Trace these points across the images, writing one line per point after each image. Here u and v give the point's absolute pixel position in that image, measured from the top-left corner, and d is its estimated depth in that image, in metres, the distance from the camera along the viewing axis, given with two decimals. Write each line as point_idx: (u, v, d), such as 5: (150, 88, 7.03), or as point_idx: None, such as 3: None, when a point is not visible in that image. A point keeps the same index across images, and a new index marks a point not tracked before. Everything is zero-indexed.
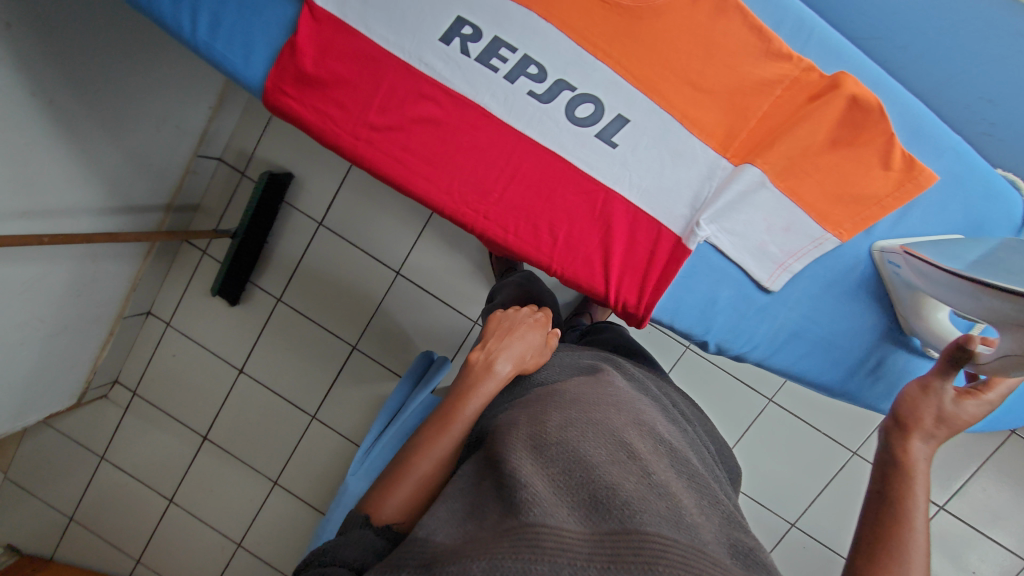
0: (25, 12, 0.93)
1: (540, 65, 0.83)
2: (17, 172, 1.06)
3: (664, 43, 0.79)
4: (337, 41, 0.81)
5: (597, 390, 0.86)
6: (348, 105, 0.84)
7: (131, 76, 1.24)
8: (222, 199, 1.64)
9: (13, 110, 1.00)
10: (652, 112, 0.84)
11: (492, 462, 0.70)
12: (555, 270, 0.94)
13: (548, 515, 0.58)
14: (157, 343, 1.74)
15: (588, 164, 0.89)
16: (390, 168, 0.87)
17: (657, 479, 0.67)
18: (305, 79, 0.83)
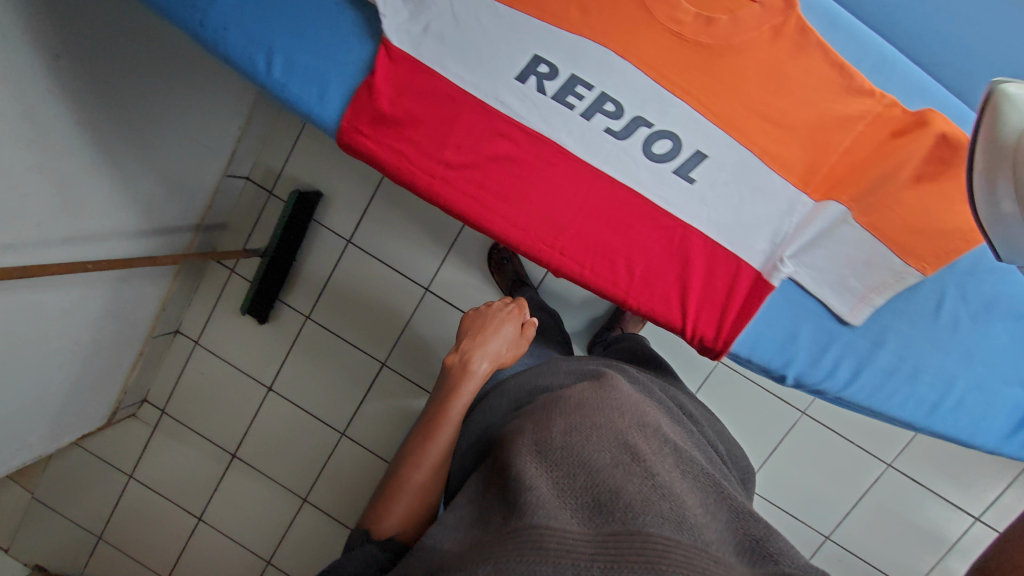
0: (69, 43, 0.94)
1: (617, 102, 0.83)
2: (58, 201, 1.06)
3: (746, 79, 0.80)
4: (415, 82, 0.83)
5: (606, 390, 0.85)
6: (423, 143, 0.86)
7: (168, 99, 1.24)
8: (249, 217, 1.62)
9: (55, 138, 1.00)
10: (732, 147, 0.84)
11: (501, 467, 0.72)
12: (631, 305, 0.93)
13: (550, 517, 0.59)
14: (185, 361, 1.74)
15: (666, 200, 0.88)
16: (466, 206, 0.88)
17: (662, 476, 0.65)
18: (381, 118, 0.84)
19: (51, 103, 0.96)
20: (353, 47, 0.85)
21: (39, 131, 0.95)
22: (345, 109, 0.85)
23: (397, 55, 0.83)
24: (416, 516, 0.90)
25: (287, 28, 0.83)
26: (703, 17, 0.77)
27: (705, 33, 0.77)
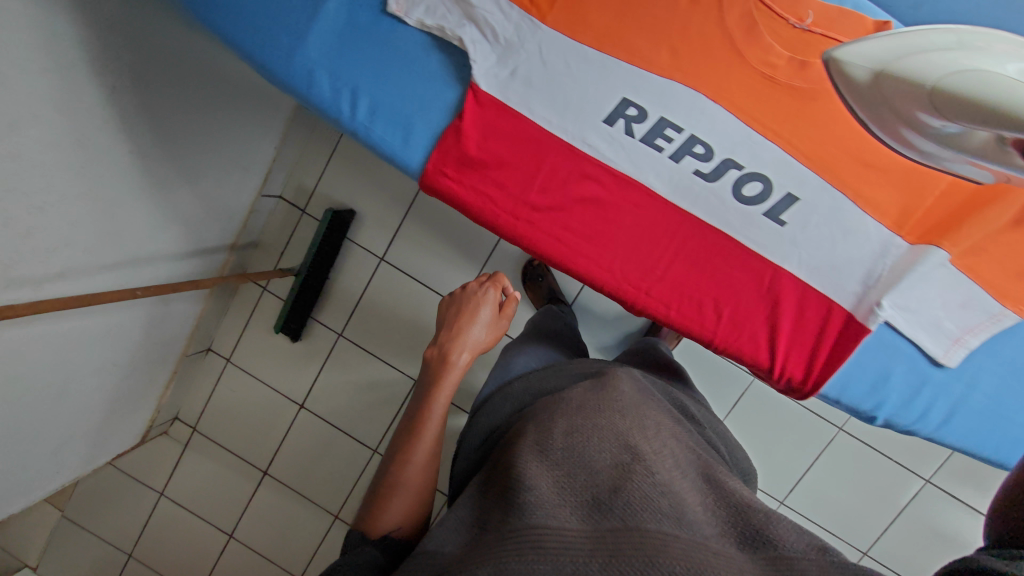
0: (128, 75, 0.94)
1: (707, 144, 0.86)
2: (108, 227, 1.06)
3: (838, 123, 0.83)
4: (504, 125, 0.87)
5: (607, 388, 0.83)
6: (510, 185, 0.90)
7: (213, 122, 1.24)
8: (282, 235, 1.62)
9: (110, 167, 1.00)
10: (822, 189, 0.87)
11: (502, 467, 0.70)
12: (716, 344, 0.96)
13: (549, 517, 0.57)
14: (217, 379, 1.74)
15: (754, 241, 0.91)
16: (551, 248, 0.91)
17: (662, 472, 0.63)
18: (470, 161, 0.88)
19: (106, 133, 0.96)
20: (439, 91, 0.87)
21: (94, 163, 0.95)
22: (431, 153, 0.88)
23: (484, 98, 0.86)
24: (415, 510, 0.85)
25: (375, 76, 0.85)
26: (797, 61, 0.81)
27: (799, 78, 0.81)
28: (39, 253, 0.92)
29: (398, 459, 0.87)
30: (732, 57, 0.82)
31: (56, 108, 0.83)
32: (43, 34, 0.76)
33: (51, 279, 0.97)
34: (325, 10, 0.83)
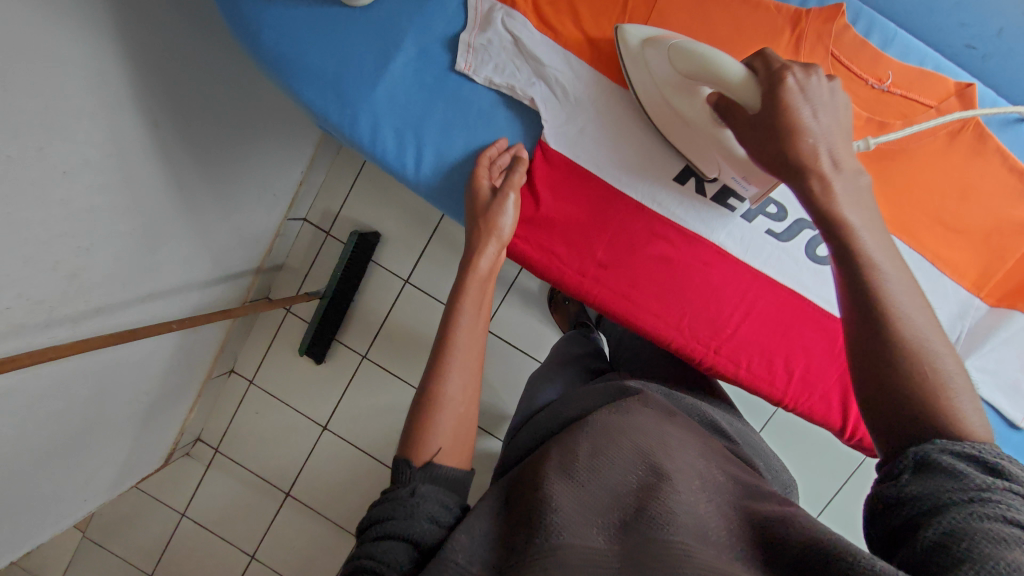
0: (170, 113, 0.94)
1: (779, 205, 0.89)
2: (146, 259, 1.06)
3: (918, 183, 0.88)
4: (572, 184, 0.87)
5: (625, 404, 0.76)
6: (574, 242, 0.89)
7: (248, 149, 1.23)
8: (307, 257, 1.62)
9: (150, 201, 0.99)
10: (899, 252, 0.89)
11: (518, 478, 0.63)
12: (787, 405, 0.93)
13: (574, 537, 0.51)
14: (240, 400, 1.73)
15: (826, 300, 0.91)
16: (620, 307, 0.89)
17: (688, 495, 0.57)
18: (539, 219, 0.88)
19: (149, 168, 0.95)
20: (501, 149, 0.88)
21: (135, 202, 0.95)
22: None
23: (553, 158, 0.87)
24: (462, 434, 0.72)
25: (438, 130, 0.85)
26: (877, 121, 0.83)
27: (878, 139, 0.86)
28: (81, 289, 0.92)
29: (430, 379, 0.73)
30: None
31: (101, 145, 0.82)
32: (92, 77, 0.76)
33: (91, 312, 0.96)
34: (390, 65, 0.83)
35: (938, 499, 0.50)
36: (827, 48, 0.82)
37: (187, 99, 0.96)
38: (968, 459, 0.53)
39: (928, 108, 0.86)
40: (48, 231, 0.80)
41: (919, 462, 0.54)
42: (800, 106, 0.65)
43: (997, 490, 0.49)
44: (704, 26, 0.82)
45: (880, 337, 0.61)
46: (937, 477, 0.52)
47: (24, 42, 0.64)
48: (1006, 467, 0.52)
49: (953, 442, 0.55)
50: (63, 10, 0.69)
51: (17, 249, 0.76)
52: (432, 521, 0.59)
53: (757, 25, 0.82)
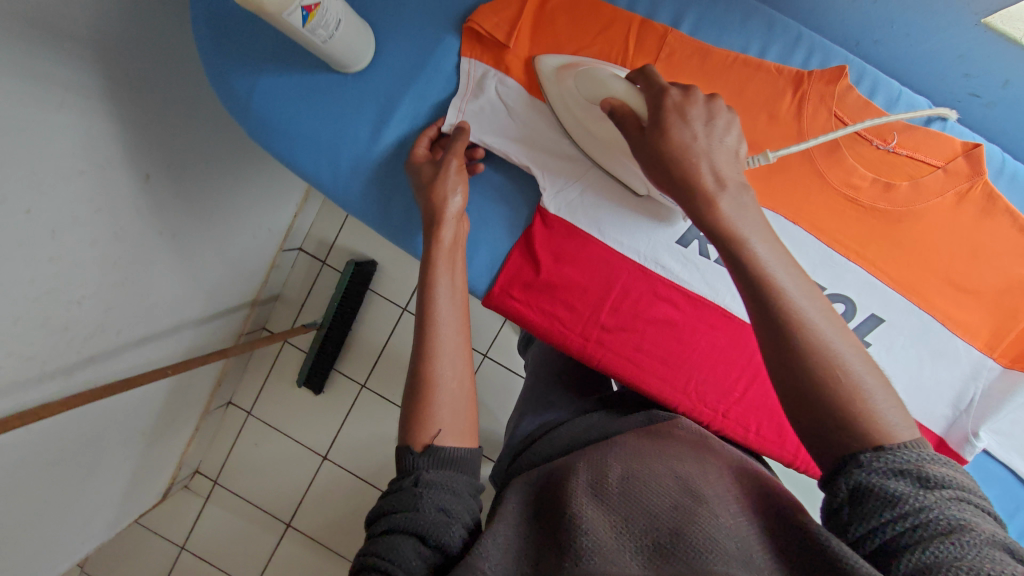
0: (160, 165, 0.93)
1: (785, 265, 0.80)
2: (141, 304, 1.03)
3: (925, 244, 0.79)
4: (573, 249, 0.83)
5: (659, 436, 0.69)
6: (576, 305, 0.84)
7: (244, 185, 1.21)
8: (303, 287, 1.60)
9: (142, 248, 0.97)
10: (909, 312, 0.80)
11: (547, 502, 0.58)
12: (798, 467, 0.88)
13: (610, 560, 0.46)
14: (238, 433, 1.71)
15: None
16: (627, 371, 0.84)
17: (729, 521, 0.51)
18: (540, 282, 0.83)
19: (140, 218, 0.93)
20: (492, 211, 0.85)
21: (129, 253, 0.94)
22: (496, 274, 0.85)
23: (552, 222, 0.83)
24: (463, 412, 0.68)
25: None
26: (881, 182, 0.77)
27: (884, 200, 0.78)
28: (74, 342, 0.90)
29: (415, 364, 0.68)
30: (814, 178, 0.78)
31: (92, 204, 0.81)
32: (80, 138, 0.75)
33: (84, 363, 0.94)
34: (383, 135, 0.82)
35: (889, 536, 0.46)
36: (830, 108, 0.76)
37: (178, 148, 0.95)
38: (901, 476, 0.48)
39: (936, 169, 0.78)
40: (39, 290, 0.78)
41: (852, 493, 0.49)
42: (686, 129, 0.61)
43: (937, 501, 0.46)
44: (706, 82, 0.77)
45: (789, 361, 0.55)
46: (875, 510, 0.47)
47: (12, 110, 0.63)
48: (936, 471, 0.48)
49: (884, 454, 0.50)
50: (49, 77, 0.67)
51: (9, 311, 0.74)
52: (438, 510, 0.57)
53: (758, 87, 0.76)
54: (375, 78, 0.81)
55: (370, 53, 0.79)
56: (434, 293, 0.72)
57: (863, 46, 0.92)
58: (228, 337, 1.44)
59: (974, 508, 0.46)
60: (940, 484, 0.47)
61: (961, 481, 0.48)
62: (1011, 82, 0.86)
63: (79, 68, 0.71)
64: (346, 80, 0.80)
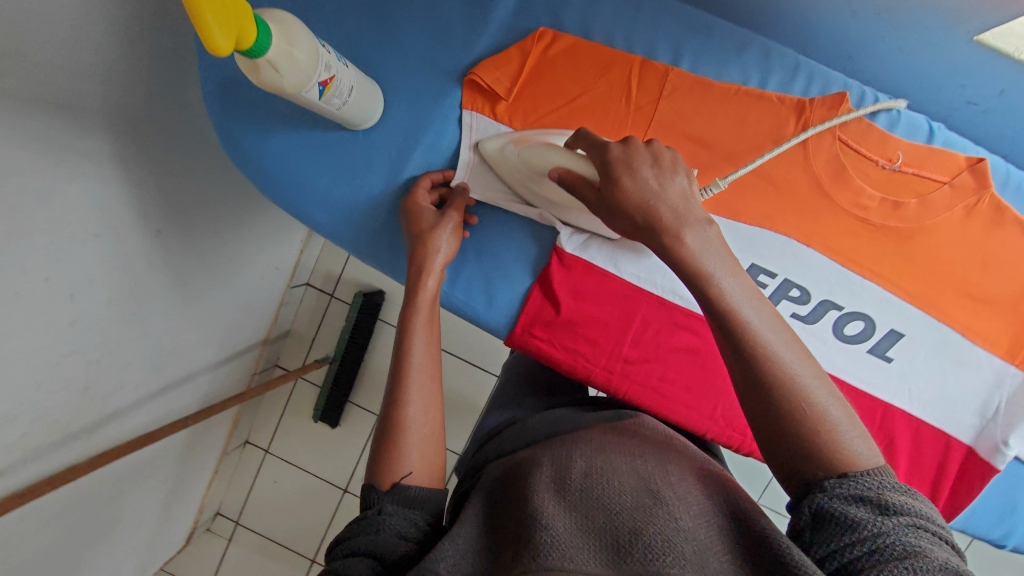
0: (171, 220, 0.90)
1: (805, 287, 0.63)
2: (158, 357, 1.02)
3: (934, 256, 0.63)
4: (590, 285, 0.67)
5: (626, 431, 0.58)
6: (600, 339, 0.68)
7: (256, 227, 1.20)
8: (313, 323, 1.59)
9: (157, 303, 0.94)
10: (928, 324, 0.64)
11: (503, 498, 0.49)
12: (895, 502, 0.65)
13: (565, 555, 0.38)
14: (257, 472, 1.67)
15: (864, 381, 0.63)
16: (655, 404, 0.67)
17: (691, 524, 0.42)
18: (560, 318, 0.67)
19: (152, 275, 0.90)
20: (521, 246, 0.69)
21: (143, 309, 0.91)
22: (517, 311, 0.68)
23: (570, 259, 0.67)
24: (435, 457, 0.58)
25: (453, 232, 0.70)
26: (891, 200, 0.62)
27: (896, 216, 0.62)
28: (94, 400, 0.90)
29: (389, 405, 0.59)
30: (823, 199, 0.62)
31: (105, 267, 0.79)
32: (93, 201, 0.73)
33: (104, 420, 0.94)
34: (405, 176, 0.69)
35: (844, 565, 0.39)
36: (836, 133, 0.62)
37: (187, 198, 0.92)
38: (859, 501, 0.42)
39: (943, 185, 0.63)
40: (58, 354, 0.78)
41: (813, 519, 0.42)
42: (638, 178, 0.52)
43: (895, 528, 0.39)
44: (706, 114, 0.64)
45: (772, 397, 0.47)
46: (832, 535, 0.41)
47: (23, 182, 0.61)
48: (898, 498, 0.41)
49: (845, 480, 0.43)
50: (58, 145, 0.65)
51: (27, 374, 0.74)
52: (398, 536, 0.47)
53: (763, 115, 0.63)
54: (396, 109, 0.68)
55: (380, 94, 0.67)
56: (411, 342, 0.62)
57: (854, 61, 0.76)
58: (242, 379, 1.43)
59: (935, 541, 0.39)
60: (899, 511, 0.40)
61: (923, 509, 0.41)
62: (1008, 90, 0.71)
63: (87, 132, 0.69)
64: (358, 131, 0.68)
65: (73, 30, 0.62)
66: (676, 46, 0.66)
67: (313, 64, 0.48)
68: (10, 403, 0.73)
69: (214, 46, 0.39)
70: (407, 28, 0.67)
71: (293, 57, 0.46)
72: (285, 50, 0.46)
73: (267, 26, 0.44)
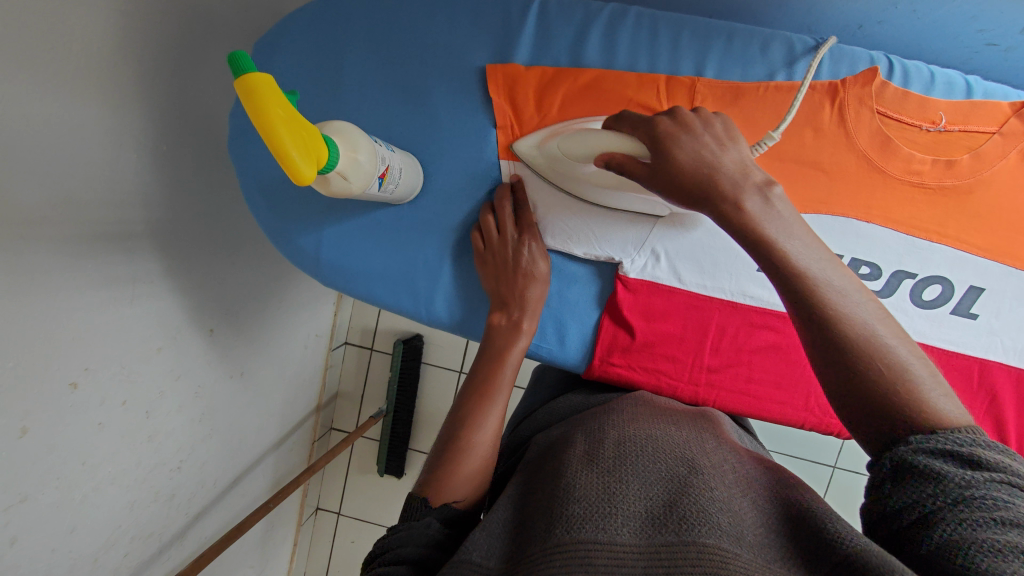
0: (223, 315, 0.88)
1: (874, 263, 0.60)
2: (226, 450, 1.01)
3: (1005, 209, 0.58)
4: (659, 303, 0.63)
5: (658, 406, 0.56)
6: (678, 355, 0.64)
7: (296, 298, 1.15)
8: (359, 380, 1.50)
9: (218, 398, 0.93)
10: (1006, 274, 0.60)
11: (535, 471, 0.48)
12: None
13: (599, 528, 0.37)
14: (334, 538, 1.49)
15: (951, 343, 0.60)
16: (749, 407, 0.64)
17: (727, 495, 0.41)
18: (639, 344, 0.64)
19: (213, 372, 0.89)
20: (586, 281, 0.65)
21: (210, 408, 0.91)
22: (592, 342, 0.65)
23: (635, 283, 0.63)
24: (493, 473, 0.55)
25: None
26: (943, 160, 0.57)
27: (951, 176, 0.58)
28: (181, 504, 0.91)
29: (459, 417, 0.56)
30: (871, 176, 0.58)
31: (174, 377, 0.80)
32: (154, 319, 0.73)
33: (192, 521, 0.95)
34: (457, 236, 0.65)
35: (923, 517, 0.36)
36: (875, 108, 0.57)
37: (230, 289, 0.89)
38: (945, 455, 0.37)
39: (992, 135, 0.57)
40: (144, 469, 0.79)
41: (893, 470, 0.39)
42: (694, 151, 0.48)
43: (987, 485, 0.35)
44: (740, 120, 0.58)
45: (855, 370, 0.42)
46: (912, 488, 0.37)
47: (84, 318, 0.62)
48: (993, 456, 0.37)
49: (933, 435, 0.38)
50: (114, 275, 0.65)
51: (124, 497, 0.76)
52: (430, 546, 0.44)
53: (799, 109, 0.58)
54: (443, 168, 0.63)
55: (420, 166, 0.62)
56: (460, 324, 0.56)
57: (865, 31, 0.70)
58: (304, 452, 1.40)
59: None
60: (991, 468, 0.36)
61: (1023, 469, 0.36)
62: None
63: (142, 255, 0.69)
64: (405, 205, 0.64)
65: (112, 161, 0.61)
66: (696, 57, 0.59)
67: (373, 163, 0.50)
68: (110, 530, 0.75)
69: (299, 176, 0.42)
70: (436, 77, 0.61)
71: (358, 161, 0.48)
72: (351, 158, 0.48)
73: (334, 142, 0.46)
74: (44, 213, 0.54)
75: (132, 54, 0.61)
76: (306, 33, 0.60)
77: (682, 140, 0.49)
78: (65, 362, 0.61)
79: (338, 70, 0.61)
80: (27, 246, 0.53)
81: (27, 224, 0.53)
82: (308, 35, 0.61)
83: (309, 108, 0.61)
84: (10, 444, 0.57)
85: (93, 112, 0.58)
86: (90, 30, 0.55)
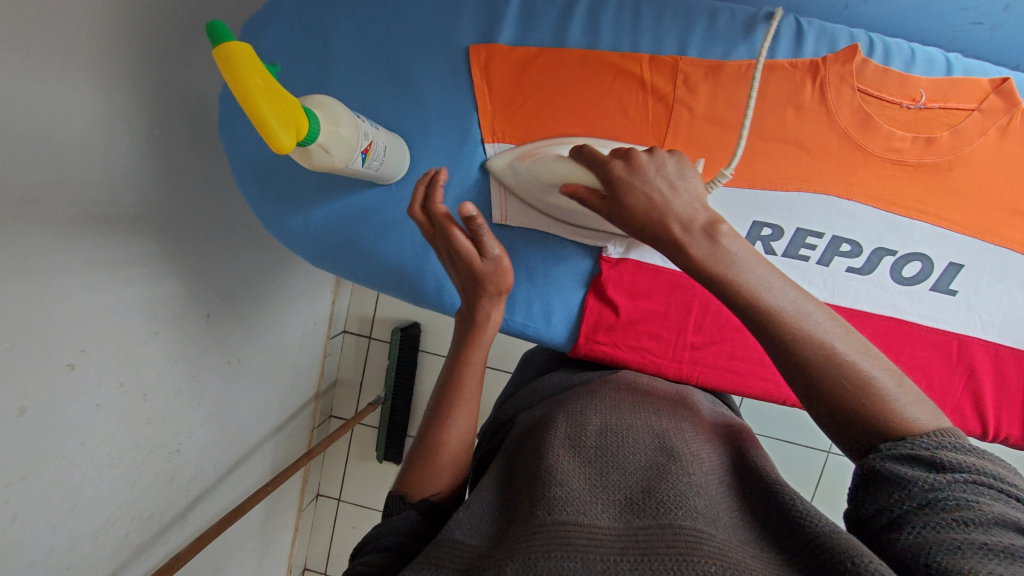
0: (219, 299, 0.89)
1: (855, 240, 0.61)
2: (225, 434, 1.02)
3: (984, 185, 0.59)
4: (644, 282, 0.65)
5: (640, 392, 0.58)
6: (664, 332, 0.65)
7: (292, 282, 1.16)
8: (358, 367, 1.51)
9: (215, 382, 0.94)
10: (986, 250, 0.60)
11: (519, 456, 0.49)
12: (995, 436, 0.63)
13: (580, 511, 0.38)
14: (335, 524, 1.51)
15: (930, 320, 0.61)
16: (732, 384, 0.64)
17: (704, 480, 0.42)
18: (624, 322, 0.65)
19: (209, 356, 0.90)
20: (573, 262, 0.66)
21: (208, 393, 0.92)
22: (579, 321, 0.66)
23: (620, 262, 0.65)
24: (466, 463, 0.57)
25: None
26: (923, 137, 0.58)
27: (932, 153, 0.58)
28: (181, 487, 0.92)
29: (434, 414, 0.58)
30: (853, 153, 0.59)
31: (172, 359, 0.81)
32: (150, 302, 0.74)
33: (192, 504, 0.97)
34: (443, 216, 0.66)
35: (892, 522, 0.36)
36: (855, 86, 0.57)
37: (225, 274, 0.90)
38: (911, 461, 0.37)
39: (971, 112, 0.58)
40: (143, 451, 0.81)
41: (865, 478, 0.39)
42: (643, 194, 0.47)
43: (952, 485, 0.35)
44: (723, 99, 0.59)
45: (821, 376, 0.42)
46: (882, 492, 0.37)
47: (79, 299, 0.63)
48: (958, 457, 0.37)
49: (900, 443, 0.39)
50: (109, 257, 0.66)
51: (123, 478, 0.78)
52: (406, 535, 0.46)
53: (781, 87, 0.59)
54: (431, 148, 0.64)
55: (406, 144, 0.63)
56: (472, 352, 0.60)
57: (850, 10, 0.71)
58: (304, 437, 1.41)
59: (1005, 498, 0.34)
60: (957, 470, 0.36)
61: (993, 469, 0.36)
62: (1015, 3, 0.65)
63: (137, 239, 0.70)
64: (393, 185, 0.65)
65: (105, 144, 0.62)
66: (679, 34, 0.60)
67: (354, 137, 0.51)
68: (109, 510, 0.77)
69: (278, 145, 0.43)
70: (423, 56, 0.62)
71: (339, 134, 0.49)
72: (331, 130, 0.49)
73: (314, 113, 0.47)
74: (38, 194, 0.55)
75: (124, 33, 0.61)
76: (295, 13, 0.61)
77: (634, 179, 0.47)
78: (62, 342, 0.62)
79: (328, 47, 0.62)
80: (25, 227, 0.55)
81: (23, 205, 0.54)
82: (298, 12, 0.61)
83: (299, 86, 0.62)
84: (9, 421, 0.58)
85: (86, 93, 0.59)
86: (81, 10, 0.56)
